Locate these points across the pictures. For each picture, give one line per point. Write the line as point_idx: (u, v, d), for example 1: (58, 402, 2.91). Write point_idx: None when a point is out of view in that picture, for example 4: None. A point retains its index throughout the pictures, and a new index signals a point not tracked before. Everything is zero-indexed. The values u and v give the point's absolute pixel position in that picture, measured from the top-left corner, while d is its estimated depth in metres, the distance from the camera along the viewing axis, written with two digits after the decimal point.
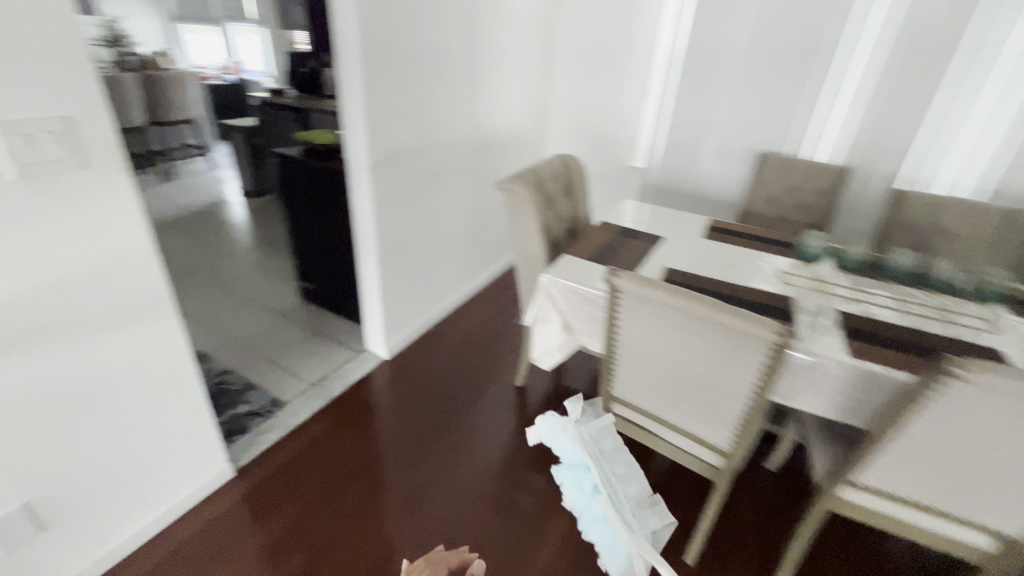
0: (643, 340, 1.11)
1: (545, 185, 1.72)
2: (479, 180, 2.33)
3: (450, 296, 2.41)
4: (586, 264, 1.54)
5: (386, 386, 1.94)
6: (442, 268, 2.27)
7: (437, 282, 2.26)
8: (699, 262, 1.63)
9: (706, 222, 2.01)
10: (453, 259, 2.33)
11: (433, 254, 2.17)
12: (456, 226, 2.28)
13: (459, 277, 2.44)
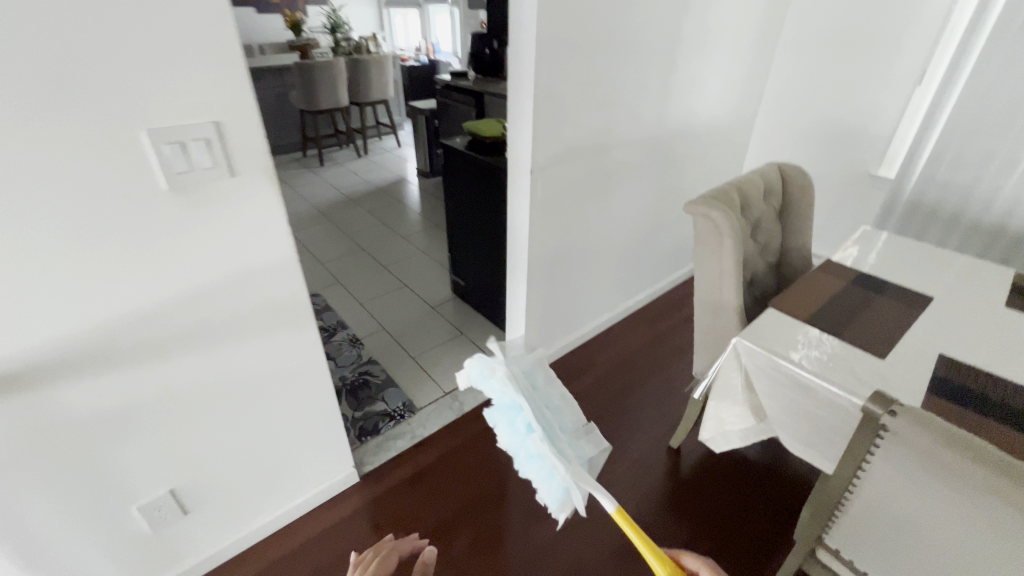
0: (912, 508, 0.70)
1: (753, 209, 1.29)
2: (658, 184, 1.95)
3: (606, 314, 2.11)
4: (802, 330, 1.10)
5: None
6: (600, 284, 1.98)
7: (591, 299, 1.98)
8: (1002, 353, 1.04)
9: (1007, 276, 1.33)
10: (614, 274, 2.02)
11: (592, 268, 1.89)
12: (623, 238, 1.95)
13: (618, 295, 2.12)
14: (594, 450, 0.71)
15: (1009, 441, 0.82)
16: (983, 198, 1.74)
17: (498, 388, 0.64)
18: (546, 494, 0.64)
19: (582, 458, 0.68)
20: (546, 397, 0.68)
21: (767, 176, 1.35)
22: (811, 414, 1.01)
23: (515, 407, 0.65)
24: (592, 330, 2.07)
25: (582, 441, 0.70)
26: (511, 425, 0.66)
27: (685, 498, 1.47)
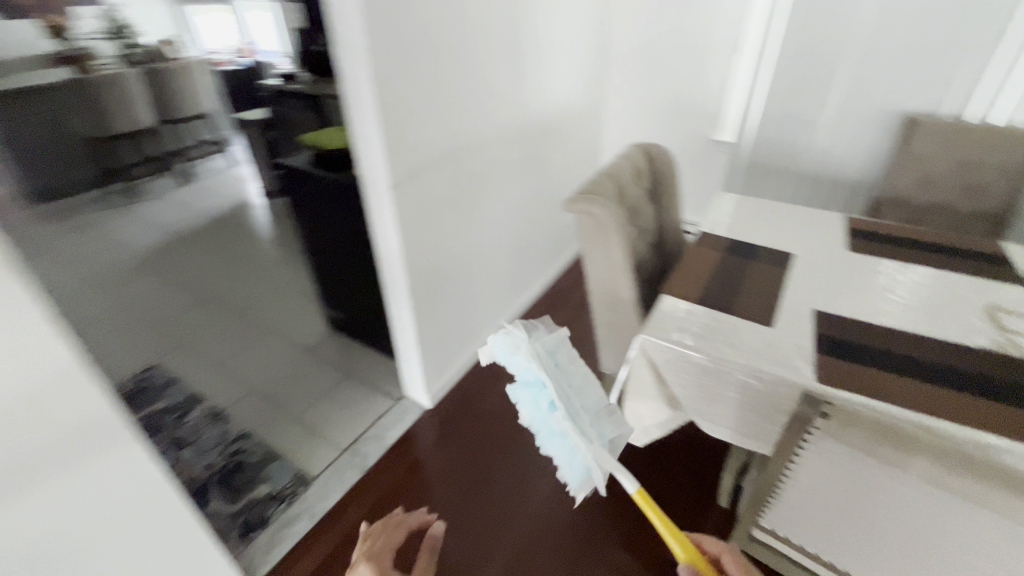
0: None
1: (627, 195, 1.27)
2: (527, 175, 1.88)
3: (501, 318, 2.02)
4: (698, 311, 1.10)
5: (432, 446, 1.60)
6: (489, 289, 1.88)
7: (483, 308, 1.87)
8: (857, 296, 1.15)
9: (841, 220, 1.49)
10: (501, 276, 1.92)
11: (478, 276, 1.77)
12: (504, 239, 1.86)
13: (509, 295, 2.03)
14: (615, 431, 0.78)
15: (895, 388, 0.88)
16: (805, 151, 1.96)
17: (522, 365, 0.76)
18: (566, 468, 0.76)
19: (603, 437, 0.77)
20: (567, 378, 0.79)
21: (634, 159, 1.34)
22: (722, 396, 1.01)
23: (539, 383, 0.77)
24: (490, 337, 1.97)
25: (605, 422, 0.79)
26: (534, 401, 0.78)
27: (617, 491, 1.46)
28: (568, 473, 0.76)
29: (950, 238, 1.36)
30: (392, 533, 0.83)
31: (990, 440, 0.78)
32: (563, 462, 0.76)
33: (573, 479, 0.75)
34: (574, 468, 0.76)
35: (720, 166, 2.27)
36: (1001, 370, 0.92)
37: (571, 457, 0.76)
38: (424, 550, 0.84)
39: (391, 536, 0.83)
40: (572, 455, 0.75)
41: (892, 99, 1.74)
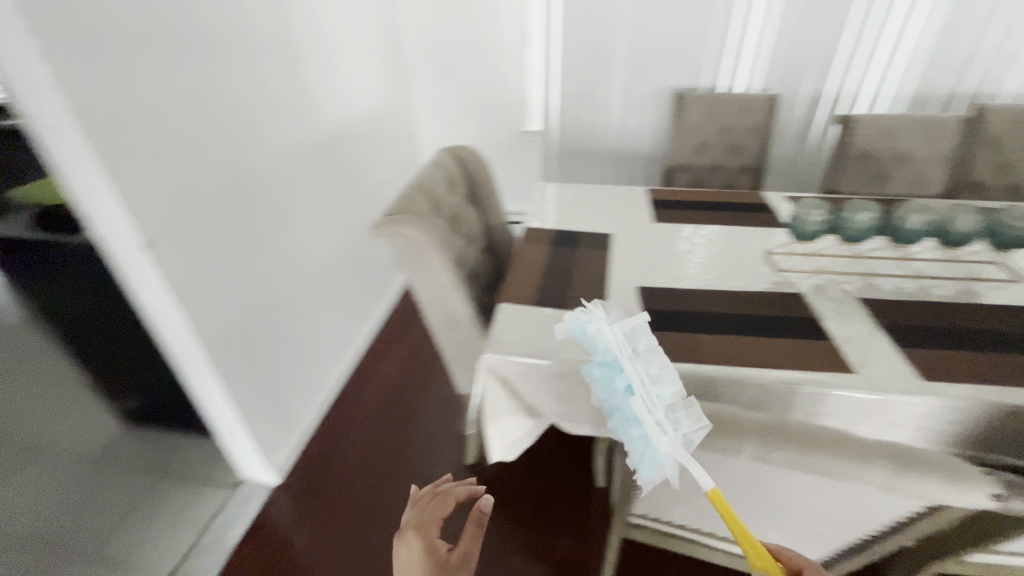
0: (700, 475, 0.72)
1: (442, 205, 1.18)
2: (335, 197, 1.70)
3: (343, 360, 1.83)
4: (536, 314, 1.07)
5: (291, 528, 1.39)
6: (321, 332, 1.67)
7: (317, 353, 1.66)
8: (669, 265, 1.23)
9: (644, 193, 1.61)
10: (331, 314, 1.73)
11: (301, 320, 1.56)
12: (325, 269, 1.66)
13: (346, 333, 1.85)
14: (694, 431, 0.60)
15: (715, 348, 0.96)
16: (604, 131, 2.09)
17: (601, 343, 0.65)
18: (638, 452, 0.61)
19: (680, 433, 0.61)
20: (648, 362, 0.65)
21: (445, 166, 1.27)
22: (574, 395, 1.00)
23: (619, 363, 0.64)
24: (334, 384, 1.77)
25: (680, 414, 0.61)
26: (608, 384, 0.65)
27: (503, 509, 1.39)
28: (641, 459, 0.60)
29: (727, 196, 1.56)
30: (440, 502, 0.71)
31: (791, 377, 0.89)
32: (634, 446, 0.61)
33: (645, 468, 0.60)
34: (652, 456, 0.59)
35: (534, 154, 2.31)
36: (785, 308, 1.06)
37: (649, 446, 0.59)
38: (470, 526, 0.67)
39: (444, 502, 0.72)
40: (649, 442, 0.59)
41: (662, 77, 1.94)
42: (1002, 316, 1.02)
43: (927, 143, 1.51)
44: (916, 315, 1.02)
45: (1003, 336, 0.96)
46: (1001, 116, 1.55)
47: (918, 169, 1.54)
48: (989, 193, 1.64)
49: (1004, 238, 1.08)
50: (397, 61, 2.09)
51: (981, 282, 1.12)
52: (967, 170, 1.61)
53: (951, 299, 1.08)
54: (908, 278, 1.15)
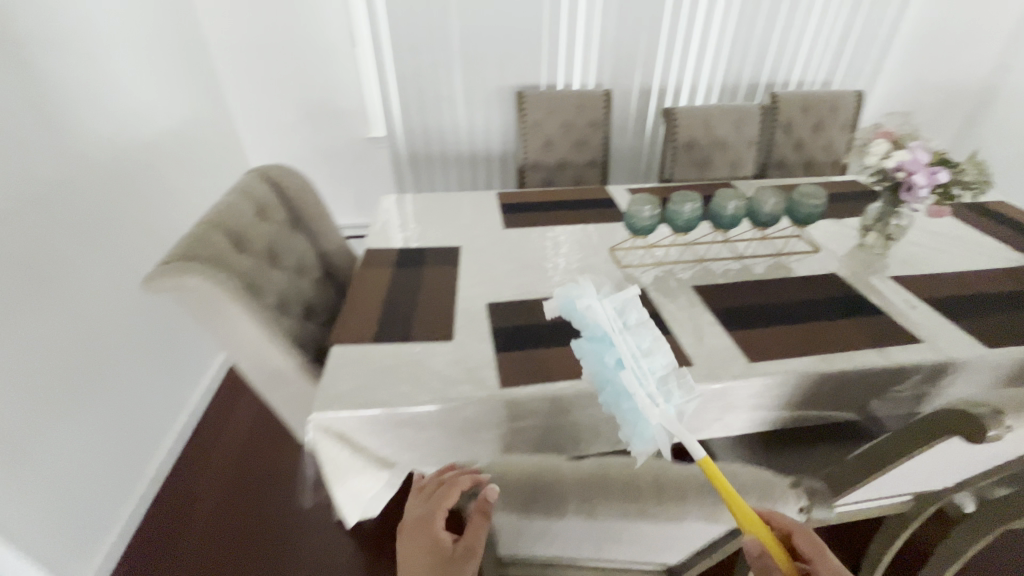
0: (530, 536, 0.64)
1: (249, 240, 1.00)
2: (130, 237, 1.41)
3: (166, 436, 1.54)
4: (374, 352, 0.95)
5: None
6: (123, 408, 1.37)
7: (121, 435, 1.36)
8: (518, 274, 1.19)
9: (493, 198, 1.56)
10: (139, 380, 1.42)
11: (89, 399, 1.25)
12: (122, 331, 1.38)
13: (166, 401, 1.56)
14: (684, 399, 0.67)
15: (564, 361, 0.92)
16: (452, 133, 2.00)
17: (591, 321, 0.70)
18: (629, 423, 0.63)
19: (670, 404, 0.65)
20: (637, 337, 0.70)
21: (251, 192, 1.08)
22: (424, 439, 0.90)
23: (608, 339, 0.69)
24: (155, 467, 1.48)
25: (671, 386, 0.67)
26: (598, 359, 0.69)
27: None
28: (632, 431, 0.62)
29: (574, 194, 1.57)
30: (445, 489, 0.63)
31: None
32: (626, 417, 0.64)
33: (636, 441, 0.62)
34: (642, 424, 0.62)
35: (383, 161, 2.15)
36: None
37: (642, 414, 0.62)
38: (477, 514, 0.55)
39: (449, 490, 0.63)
40: (639, 411, 0.63)
41: (501, 76, 1.90)
42: (807, 286, 1.13)
43: (737, 130, 1.66)
44: (740, 296, 1.09)
45: (808, 306, 1.06)
46: (789, 102, 1.76)
47: (734, 154, 1.68)
48: (790, 170, 1.86)
49: (802, 215, 1.20)
50: (200, 66, 1.79)
51: (787, 256, 1.24)
52: (771, 151, 1.81)
53: (768, 276, 1.17)
54: (732, 260, 1.23)
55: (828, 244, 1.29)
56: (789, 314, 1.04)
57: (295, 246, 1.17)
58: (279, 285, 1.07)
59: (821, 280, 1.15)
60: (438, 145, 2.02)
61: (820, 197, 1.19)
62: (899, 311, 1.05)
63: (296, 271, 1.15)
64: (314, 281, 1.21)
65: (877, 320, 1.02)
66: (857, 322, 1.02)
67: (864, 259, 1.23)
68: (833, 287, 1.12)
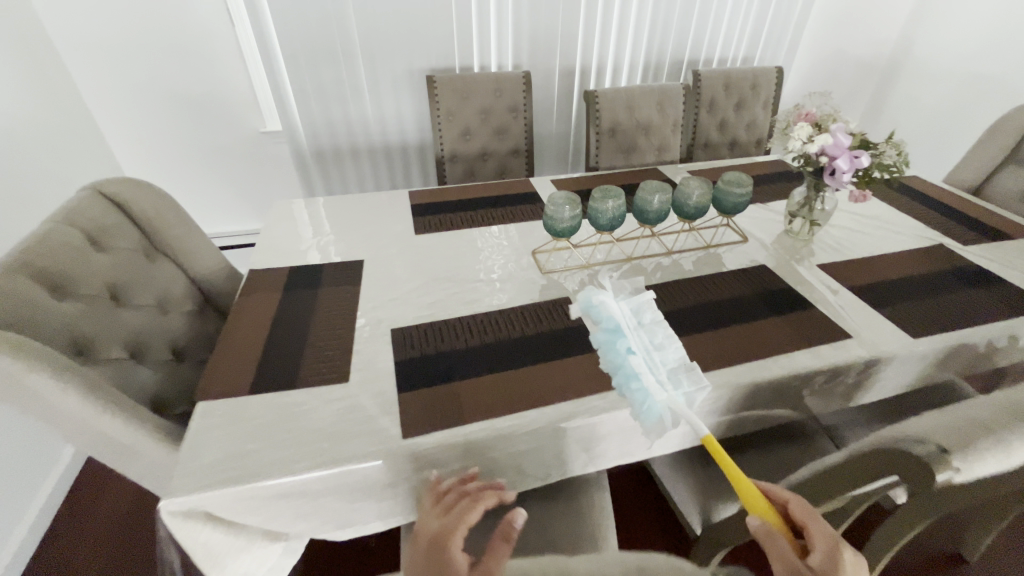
0: None
1: (76, 279, 0.79)
2: None
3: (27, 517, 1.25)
4: (251, 406, 0.79)
5: None
6: None
7: None
8: (431, 289, 1.05)
9: (406, 198, 1.40)
10: None
11: None
12: None
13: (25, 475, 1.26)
14: (697, 391, 0.72)
15: (478, 397, 0.80)
16: (360, 123, 1.80)
17: (605, 313, 0.78)
18: (635, 401, 0.69)
19: (680, 391, 0.71)
20: (651, 333, 0.77)
21: (80, 216, 0.86)
22: (317, 507, 0.75)
23: (622, 331, 0.76)
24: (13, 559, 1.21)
25: (682, 377, 0.72)
26: (613, 351, 0.75)
27: None
28: (638, 408, 0.68)
29: (495, 188, 1.44)
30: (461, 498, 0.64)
31: (559, 413, 0.79)
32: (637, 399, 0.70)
33: (643, 418, 0.68)
34: (648, 402, 0.68)
35: (285, 158, 1.91)
36: (552, 321, 0.96)
37: (648, 394, 0.69)
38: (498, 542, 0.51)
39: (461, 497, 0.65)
40: (646, 391, 0.69)
41: (410, 59, 1.71)
42: (737, 281, 1.07)
43: (661, 111, 1.58)
44: (670, 299, 1.02)
45: (739, 304, 1.00)
46: (711, 80, 1.70)
47: (660, 138, 1.61)
48: (716, 150, 1.82)
49: (729, 205, 1.14)
50: (35, 54, 1.47)
51: (718, 249, 1.18)
52: (696, 131, 1.76)
53: (699, 272, 1.10)
54: (662, 256, 1.15)
55: (756, 232, 1.24)
56: (721, 316, 0.97)
57: (153, 277, 0.96)
58: (130, 328, 0.87)
59: (750, 273, 1.09)
60: (346, 138, 1.82)
61: (748, 185, 1.13)
62: (827, 303, 1.01)
63: (156, 307, 0.95)
64: (185, 315, 1.02)
65: (807, 315, 0.97)
66: (788, 319, 0.97)
67: (792, 245, 1.19)
68: (762, 280, 1.07)
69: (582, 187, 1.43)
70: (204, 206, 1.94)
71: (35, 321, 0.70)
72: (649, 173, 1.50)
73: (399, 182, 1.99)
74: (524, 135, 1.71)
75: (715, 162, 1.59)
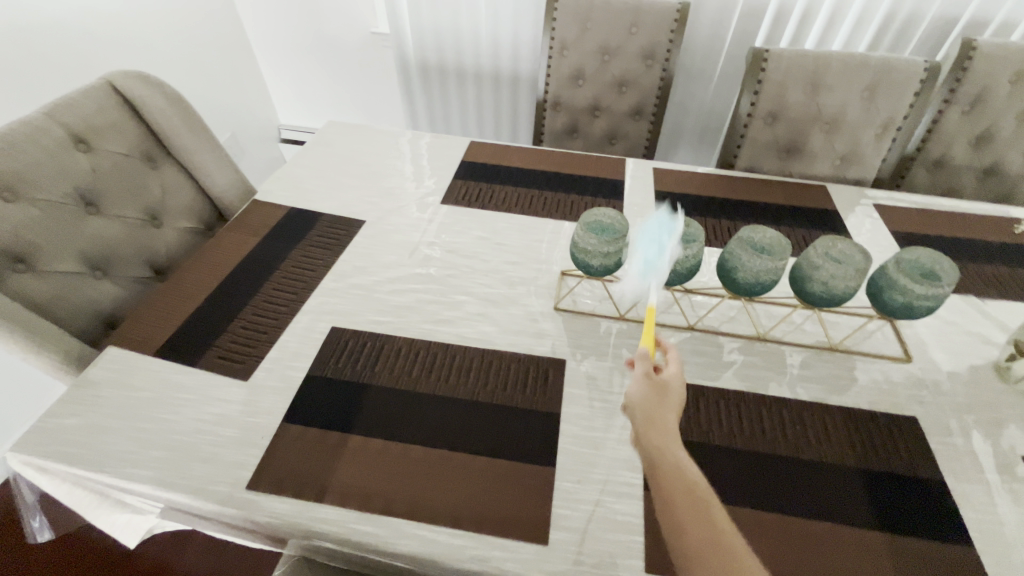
0: None
1: (35, 182, 0.77)
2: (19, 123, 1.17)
3: (22, 411, 1.25)
4: (149, 371, 0.70)
5: None
6: None
7: None
8: (411, 285, 0.83)
9: (466, 149, 1.14)
10: None
11: None
12: None
13: (11, 378, 1.20)
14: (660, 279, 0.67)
15: (360, 469, 0.60)
16: (471, 40, 1.53)
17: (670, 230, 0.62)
18: (645, 247, 0.63)
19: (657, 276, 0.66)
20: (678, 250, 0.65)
21: (69, 111, 0.84)
22: (169, 507, 0.65)
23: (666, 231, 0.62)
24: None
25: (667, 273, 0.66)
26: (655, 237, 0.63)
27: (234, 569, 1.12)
28: (643, 253, 0.63)
29: (574, 163, 1.10)
30: None
31: (438, 546, 0.55)
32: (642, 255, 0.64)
33: (642, 264, 0.64)
34: (653, 259, 0.63)
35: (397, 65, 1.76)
36: (522, 391, 0.68)
37: (662, 256, 0.62)
38: None
39: None
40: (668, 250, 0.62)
41: None
42: (848, 432, 0.64)
43: (866, 101, 1.04)
44: (709, 422, 0.65)
45: (823, 478, 0.60)
46: (991, 62, 1.04)
47: (845, 140, 1.08)
48: (951, 175, 1.17)
49: (891, 304, 0.67)
50: None
51: (850, 357, 0.73)
52: (927, 140, 1.13)
53: (792, 386, 0.70)
54: (745, 339, 0.75)
55: (937, 350, 0.74)
56: (778, 491, 0.59)
57: (148, 186, 0.92)
58: (101, 241, 0.84)
59: (879, 427, 0.65)
60: (453, 54, 1.57)
61: (944, 284, 0.63)
62: (1001, 544, 0.56)
63: (145, 220, 0.91)
64: (180, 232, 0.96)
65: (943, 558, 0.54)
66: (900, 549, 0.55)
67: (992, 397, 0.69)
68: (896, 452, 0.63)
69: (690, 190, 1.01)
70: (321, 99, 1.94)
71: None
72: (805, 193, 1.00)
73: (506, 117, 1.71)
74: (654, 93, 1.29)
75: (932, 200, 1.01)
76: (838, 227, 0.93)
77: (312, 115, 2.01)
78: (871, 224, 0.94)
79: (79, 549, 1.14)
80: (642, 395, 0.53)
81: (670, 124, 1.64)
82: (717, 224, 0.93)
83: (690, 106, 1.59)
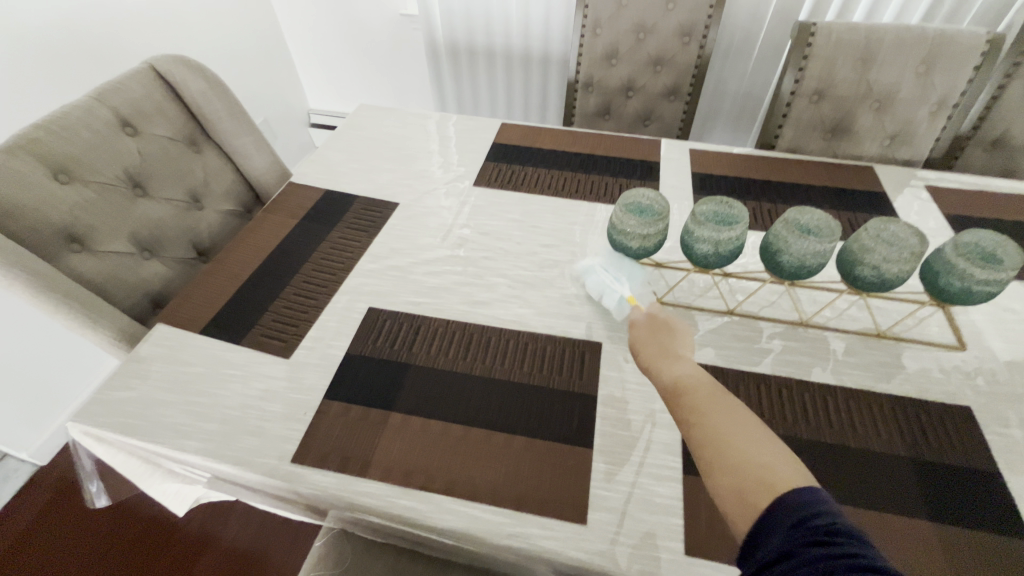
0: None
1: (87, 164, 0.79)
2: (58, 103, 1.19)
3: (75, 385, 1.31)
4: (196, 347, 0.72)
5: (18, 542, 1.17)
6: (29, 364, 1.18)
7: (40, 384, 1.22)
8: (447, 267, 0.83)
9: (498, 131, 1.13)
10: (43, 352, 1.21)
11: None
12: (24, 310, 1.15)
13: (72, 351, 1.28)
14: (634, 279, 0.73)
15: (401, 446, 0.61)
16: (501, 20, 1.51)
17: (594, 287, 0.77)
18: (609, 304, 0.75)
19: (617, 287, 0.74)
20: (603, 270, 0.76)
21: (116, 95, 0.86)
22: (218, 477, 0.67)
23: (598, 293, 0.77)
24: (56, 424, 1.29)
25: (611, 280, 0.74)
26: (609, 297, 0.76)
27: (273, 542, 1.17)
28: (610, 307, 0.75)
29: (608, 145, 1.07)
30: None
31: (477, 522, 0.56)
32: (600, 286, 0.75)
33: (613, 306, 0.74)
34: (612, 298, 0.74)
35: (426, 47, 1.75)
36: (558, 373, 0.68)
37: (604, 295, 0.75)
38: None
39: None
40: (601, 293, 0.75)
41: None
42: (896, 421, 0.62)
43: (920, 77, 0.99)
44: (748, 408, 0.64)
45: (869, 467, 0.58)
46: None
47: (894, 117, 1.03)
48: (1011, 156, 1.11)
49: (946, 289, 0.64)
50: None
51: (899, 344, 0.70)
52: (985, 118, 1.07)
53: (839, 373, 0.67)
54: (787, 324, 0.73)
55: (995, 338, 0.71)
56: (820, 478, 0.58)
57: (191, 168, 0.94)
58: (148, 223, 0.87)
59: (930, 417, 0.63)
60: (483, 35, 1.55)
61: (1008, 269, 0.59)
62: None
63: (188, 201, 0.93)
64: (221, 214, 0.99)
65: (997, 550, 0.53)
66: (950, 538, 0.53)
67: None
68: (946, 441, 0.61)
69: (728, 172, 0.98)
70: (350, 83, 1.95)
71: (19, 203, 0.71)
72: (852, 175, 0.96)
73: (535, 99, 1.69)
74: (690, 72, 1.25)
75: (990, 180, 0.95)
76: (886, 210, 0.89)
77: (342, 99, 2.02)
78: (922, 206, 0.90)
79: (130, 518, 1.20)
80: (642, 333, 0.60)
81: (705, 105, 1.59)
82: (757, 206, 0.90)
83: (727, 86, 1.54)
